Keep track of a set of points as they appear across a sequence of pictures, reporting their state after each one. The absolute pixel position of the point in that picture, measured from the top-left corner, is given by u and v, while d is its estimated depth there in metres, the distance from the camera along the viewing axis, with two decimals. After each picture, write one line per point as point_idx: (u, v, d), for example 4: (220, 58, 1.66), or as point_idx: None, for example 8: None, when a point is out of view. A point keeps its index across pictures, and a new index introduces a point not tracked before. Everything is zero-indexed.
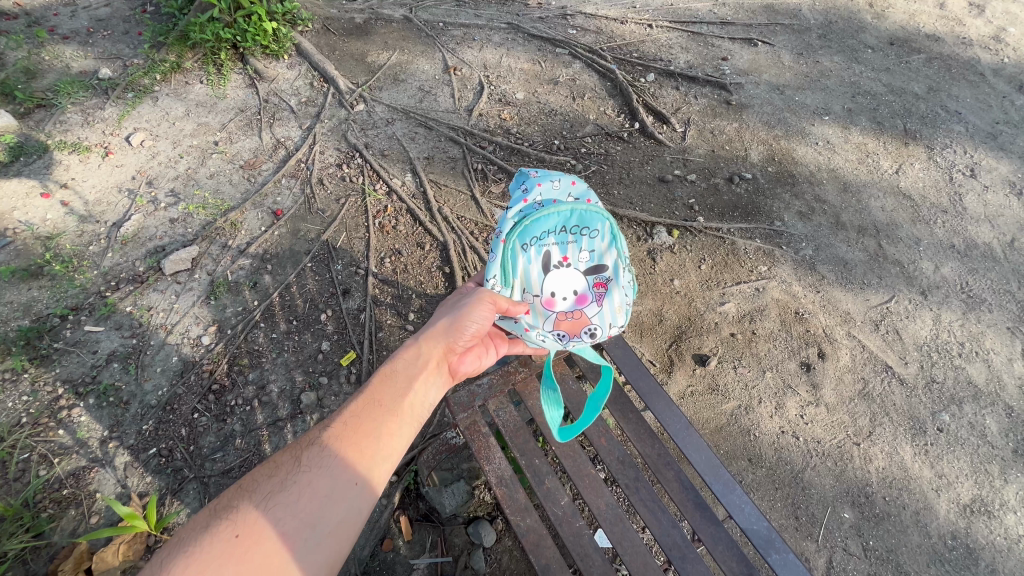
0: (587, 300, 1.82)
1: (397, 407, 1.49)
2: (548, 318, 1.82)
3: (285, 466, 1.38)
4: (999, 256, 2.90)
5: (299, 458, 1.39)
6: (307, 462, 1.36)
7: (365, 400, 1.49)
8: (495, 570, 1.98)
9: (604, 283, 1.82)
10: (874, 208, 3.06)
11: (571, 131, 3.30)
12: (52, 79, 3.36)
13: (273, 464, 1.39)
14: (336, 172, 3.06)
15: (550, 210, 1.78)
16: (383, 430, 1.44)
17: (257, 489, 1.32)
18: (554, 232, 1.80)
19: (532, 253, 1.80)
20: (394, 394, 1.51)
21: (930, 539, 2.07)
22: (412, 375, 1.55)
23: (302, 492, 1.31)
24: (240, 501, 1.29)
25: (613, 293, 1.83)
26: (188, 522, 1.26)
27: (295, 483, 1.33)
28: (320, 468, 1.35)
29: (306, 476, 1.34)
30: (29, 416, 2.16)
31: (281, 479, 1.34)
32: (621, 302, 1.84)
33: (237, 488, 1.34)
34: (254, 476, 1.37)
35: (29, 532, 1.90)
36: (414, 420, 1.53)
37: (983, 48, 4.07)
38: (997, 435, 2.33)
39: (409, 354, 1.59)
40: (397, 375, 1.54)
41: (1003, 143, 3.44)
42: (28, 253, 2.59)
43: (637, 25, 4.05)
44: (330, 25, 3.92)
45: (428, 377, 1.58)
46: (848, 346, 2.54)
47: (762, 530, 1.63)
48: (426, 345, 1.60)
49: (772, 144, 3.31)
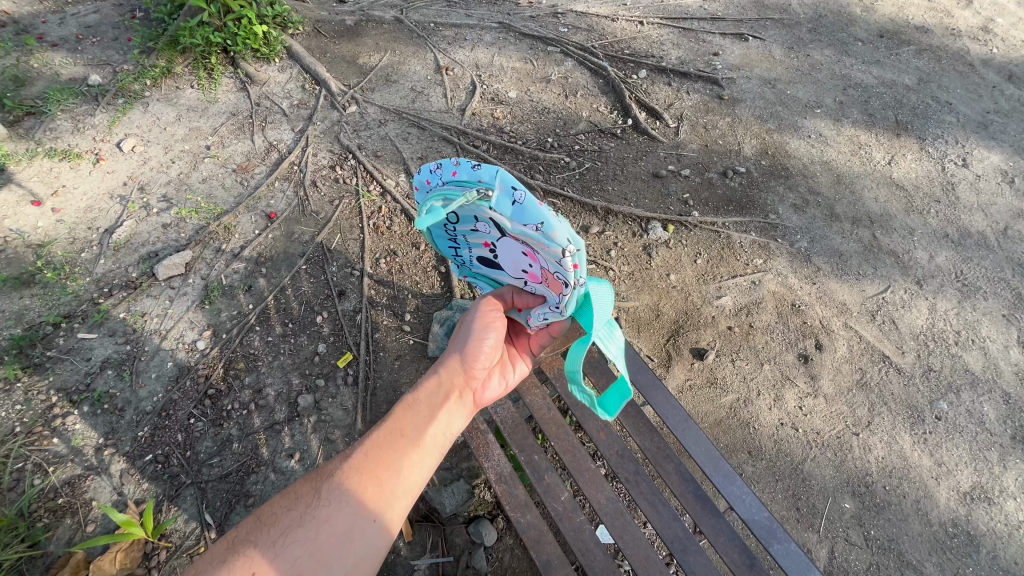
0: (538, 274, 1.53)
1: (415, 434, 1.44)
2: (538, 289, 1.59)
3: (302, 498, 1.32)
4: (993, 245, 2.92)
5: (317, 490, 1.33)
6: (327, 495, 1.31)
7: (388, 430, 1.44)
8: (496, 569, 1.97)
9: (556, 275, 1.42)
10: (867, 199, 3.06)
11: (564, 129, 3.30)
12: (42, 86, 3.33)
13: (292, 496, 1.33)
14: (329, 173, 3.05)
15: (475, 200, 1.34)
16: (404, 462, 1.39)
17: (272, 526, 1.26)
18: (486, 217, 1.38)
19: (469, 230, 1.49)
20: (413, 422, 1.47)
21: (930, 527, 2.08)
22: (436, 403, 1.51)
23: (320, 528, 1.25)
24: (256, 535, 1.24)
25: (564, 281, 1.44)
26: (204, 556, 1.22)
27: (313, 517, 1.27)
28: (340, 501, 1.29)
29: (326, 510, 1.28)
30: (22, 425, 2.14)
31: (299, 514, 1.28)
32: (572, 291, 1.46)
33: (256, 520, 1.29)
34: (271, 509, 1.31)
35: (24, 542, 1.88)
36: (436, 451, 1.48)
37: (972, 39, 4.09)
38: (995, 422, 2.34)
39: (428, 381, 1.56)
40: (417, 404, 1.51)
41: (993, 132, 3.46)
42: (19, 261, 2.57)
43: (628, 22, 4.05)
44: (321, 28, 3.91)
45: (451, 407, 1.54)
46: (845, 336, 2.55)
47: (762, 520, 1.63)
48: (446, 376, 1.57)
49: (765, 138, 3.31)
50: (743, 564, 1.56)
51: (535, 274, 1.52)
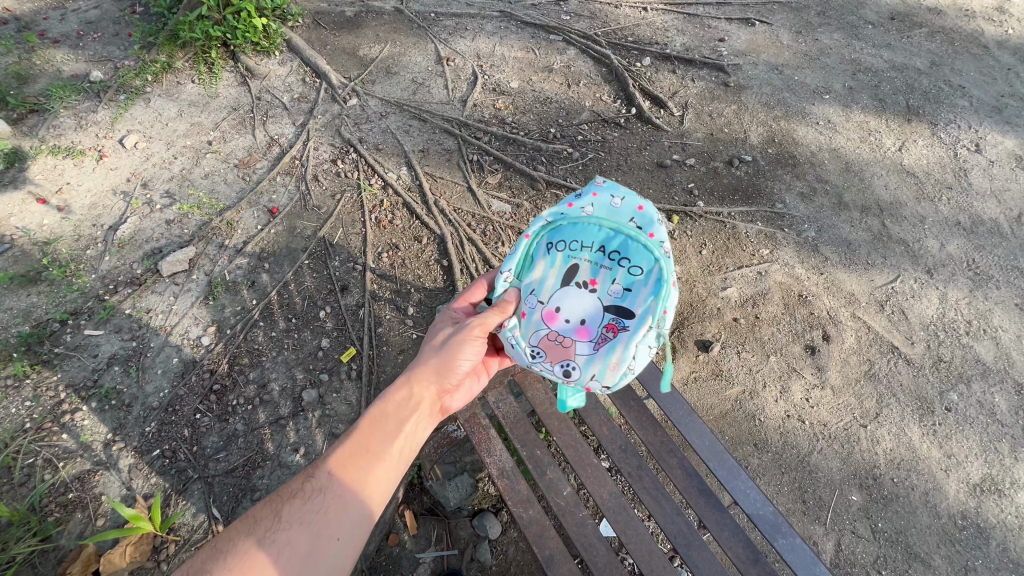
0: (586, 333, 1.64)
1: (381, 450, 1.46)
2: (539, 332, 1.66)
3: (262, 522, 1.34)
4: (1006, 232, 2.86)
5: (278, 514, 1.36)
6: (288, 518, 1.34)
7: (353, 443, 1.46)
8: (501, 562, 1.98)
9: (614, 327, 1.62)
10: (877, 186, 3.01)
11: (567, 119, 3.26)
12: (44, 83, 3.33)
13: (250, 519, 1.36)
14: (330, 168, 3.04)
15: (585, 229, 1.69)
16: (367, 478, 1.42)
17: (235, 549, 1.28)
18: (587, 250, 1.67)
19: (556, 260, 1.69)
20: (378, 438, 1.47)
21: (939, 520, 2.05)
22: (402, 416, 1.50)
23: (282, 552, 1.29)
24: (213, 564, 1.26)
25: (619, 342, 1.61)
26: None
27: (273, 543, 1.30)
28: (302, 523, 1.33)
29: (286, 533, 1.32)
30: (32, 421, 2.16)
31: (259, 537, 1.31)
32: (619, 358, 1.61)
33: (211, 549, 1.30)
34: (228, 534, 1.33)
35: (36, 535, 1.91)
36: (402, 461, 1.51)
37: (987, 20, 3.99)
38: (1007, 413, 2.30)
39: (395, 393, 1.52)
40: (382, 418, 1.49)
41: (1008, 117, 3.37)
42: (27, 258, 2.58)
43: (632, 9, 3.99)
44: (321, 20, 3.88)
45: (419, 416, 1.54)
46: (853, 327, 2.51)
47: (767, 515, 1.62)
48: (417, 385, 1.54)
49: (771, 126, 3.25)
50: (749, 559, 1.55)
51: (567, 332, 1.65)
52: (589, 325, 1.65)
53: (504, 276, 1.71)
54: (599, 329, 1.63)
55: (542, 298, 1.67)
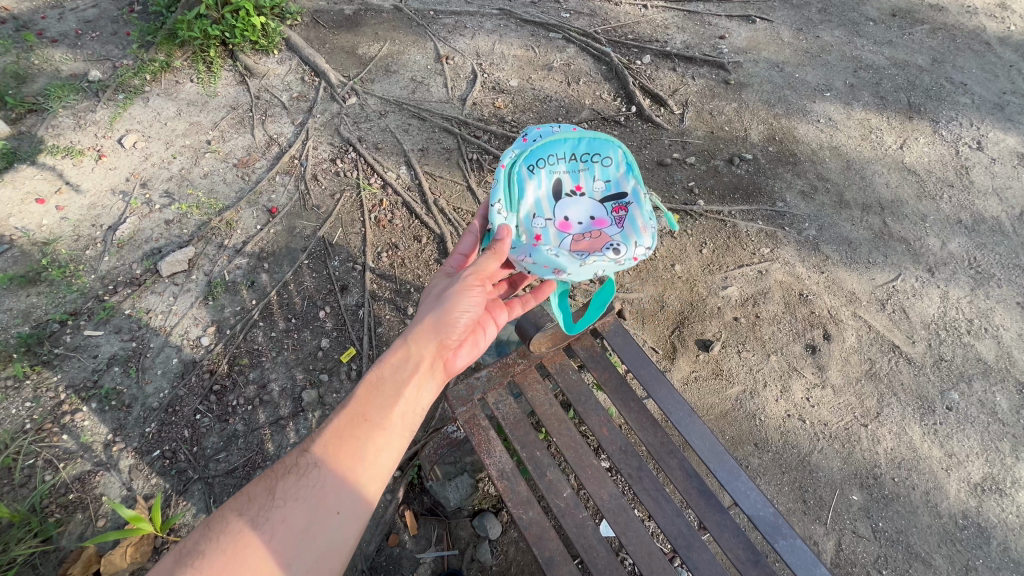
0: (605, 222, 1.80)
1: (379, 418, 1.45)
2: (564, 240, 1.76)
3: (257, 500, 1.35)
4: (1008, 230, 2.85)
5: (272, 490, 1.36)
6: (282, 495, 1.35)
7: (350, 414, 1.46)
8: (501, 562, 1.98)
9: (623, 206, 1.81)
10: (878, 184, 3.00)
11: (566, 117, 3.25)
12: (43, 83, 3.32)
13: (245, 497, 1.37)
14: (329, 167, 3.03)
15: (557, 138, 1.88)
16: (365, 447, 1.42)
17: (228, 530, 1.29)
18: (564, 161, 1.87)
19: (542, 179, 1.84)
20: (375, 406, 1.47)
21: (939, 519, 2.05)
22: (400, 379, 1.51)
23: (277, 530, 1.29)
24: (207, 545, 1.26)
25: (634, 213, 1.80)
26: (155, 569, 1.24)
27: (267, 521, 1.30)
28: (298, 498, 1.34)
29: (281, 510, 1.32)
30: (32, 422, 2.16)
31: (253, 515, 1.32)
32: (644, 221, 1.77)
33: (203, 531, 1.30)
34: (222, 513, 1.34)
35: (37, 536, 1.91)
36: (404, 428, 1.50)
37: (989, 16, 3.97)
38: (1008, 412, 2.30)
39: (390, 359, 1.52)
40: (379, 384, 1.49)
41: (1010, 114, 3.36)
42: (26, 259, 2.58)
43: (632, 7, 3.97)
44: (320, 18, 3.86)
45: (418, 381, 1.53)
46: (854, 327, 2.50)
47: (767, 516, 1.61)
48: (414, 348, 1.54)
49: (772, 123, 3.24)
50: (749, 560, 1.55)
51: (587, 227, 1.79)
52: (599, 217, 1.81)
53: (497, 211, 1.77)
54: (614, 215, 1.81)
55: (548, 217, 1.80)
